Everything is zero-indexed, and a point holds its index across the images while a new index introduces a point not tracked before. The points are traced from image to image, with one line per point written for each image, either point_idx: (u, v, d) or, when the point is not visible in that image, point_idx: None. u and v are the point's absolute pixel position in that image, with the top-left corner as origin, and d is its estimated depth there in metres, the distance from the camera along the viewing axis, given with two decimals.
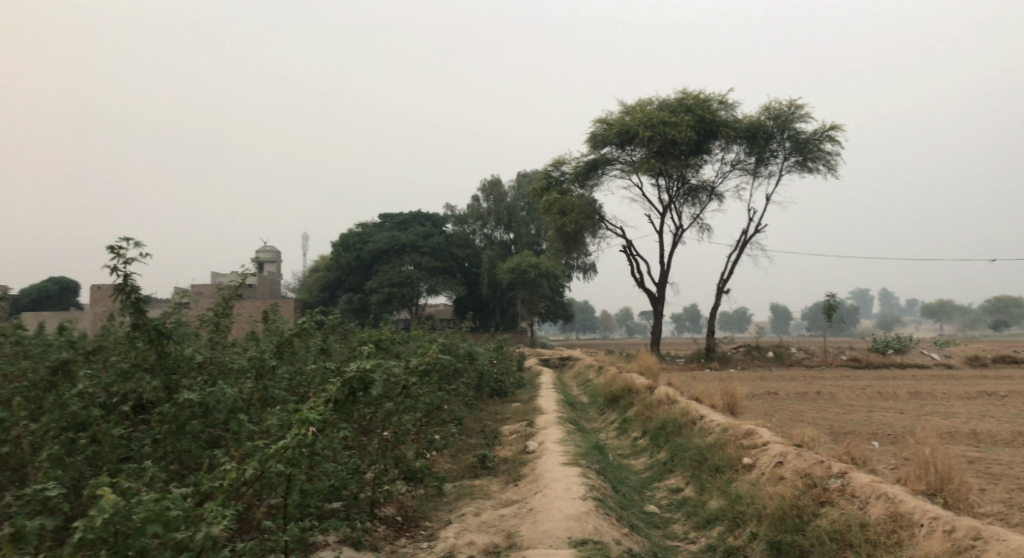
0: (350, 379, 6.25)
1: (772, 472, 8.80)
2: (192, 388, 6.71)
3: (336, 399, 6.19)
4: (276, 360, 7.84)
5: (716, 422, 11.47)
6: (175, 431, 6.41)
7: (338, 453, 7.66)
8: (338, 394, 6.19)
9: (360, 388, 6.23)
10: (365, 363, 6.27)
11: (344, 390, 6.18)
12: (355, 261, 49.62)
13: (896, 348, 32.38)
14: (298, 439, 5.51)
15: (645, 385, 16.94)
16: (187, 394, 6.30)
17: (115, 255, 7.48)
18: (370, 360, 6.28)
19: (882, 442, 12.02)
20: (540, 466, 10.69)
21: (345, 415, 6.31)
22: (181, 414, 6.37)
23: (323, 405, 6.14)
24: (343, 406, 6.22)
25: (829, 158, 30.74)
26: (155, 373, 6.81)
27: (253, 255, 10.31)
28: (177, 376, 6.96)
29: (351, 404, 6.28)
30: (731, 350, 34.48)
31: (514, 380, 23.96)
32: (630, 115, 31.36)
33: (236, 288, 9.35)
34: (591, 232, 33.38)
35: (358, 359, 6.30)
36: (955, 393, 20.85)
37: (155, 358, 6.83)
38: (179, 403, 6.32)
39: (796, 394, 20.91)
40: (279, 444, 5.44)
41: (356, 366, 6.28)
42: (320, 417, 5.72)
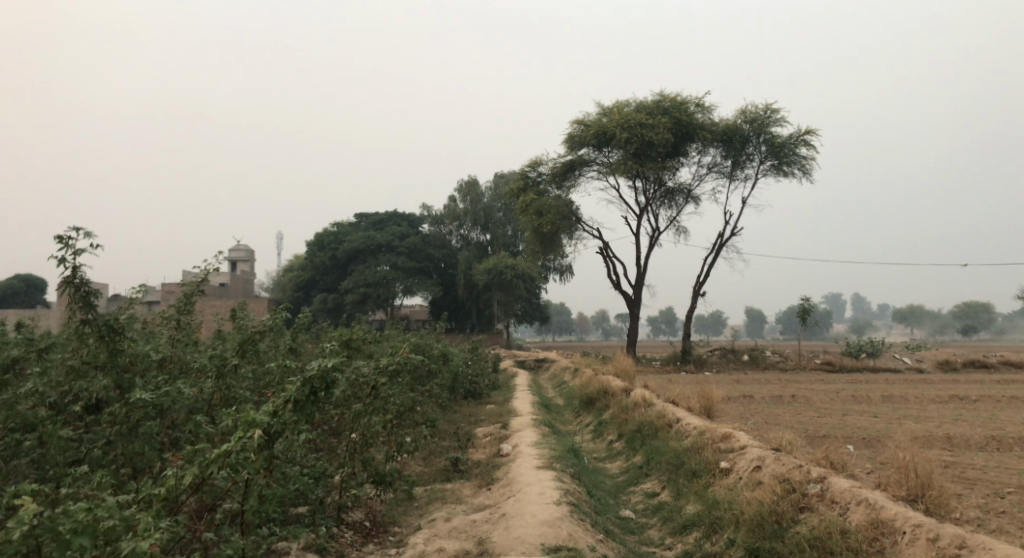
0: (310, 379, 5.99)
1: (750, 477, 8.63)
2: (146, 387, 6.40)
3: (295, 399, 5.91)
4: (239, 359, 7.54)
5: (693, 426, 11.32)
6: (128, 433, 6.13)
7: (301, 457, 7.36)
8: (298, 394, 5.91)
9: (320, 388, 5.96)
10: (326, 361, 6.01)
11: (303, 390, 5.92)
12: (330, 261, 49.13)
13: (869, 351, 32.55)
14: (243, 443, 5.25)
15: (621, 388, 16.78)
16: (139, 393, 6.02)
17: (64, 246, 7.16)
18: (331, 358, 6.01)
19: (858, 446, 11.92)
20: (514, 470, 10.45)
21: (305, 418, 6.04)
22: (131, 416, 6.09)
23: (280, 406, 5.85)
24: (304, 407, 5.96)
25: (804, 162, 30.80)
26: (106, 371, 6.50)
27: (218, 248, 9.97)
28: (131, 374, 6.65)
29: (313, 404, 6.02)
30: (706, 353, 34.49)
31: (489, 381, 23.71)
32: (607, 117, 31.24)
33: (199, 283, 9.00)
34: (568, 234, 33.23)
35: (318, 357, 6.04)
36: (928, 397, 20.89)
37: (107, 356, 6.52)
38: (131, 403, 6.08)
39: (771, 397, 20.88)
40: (221, 449, 5.18)
41: (316, 365, 6.02)
42: (268, 419, 5.40)
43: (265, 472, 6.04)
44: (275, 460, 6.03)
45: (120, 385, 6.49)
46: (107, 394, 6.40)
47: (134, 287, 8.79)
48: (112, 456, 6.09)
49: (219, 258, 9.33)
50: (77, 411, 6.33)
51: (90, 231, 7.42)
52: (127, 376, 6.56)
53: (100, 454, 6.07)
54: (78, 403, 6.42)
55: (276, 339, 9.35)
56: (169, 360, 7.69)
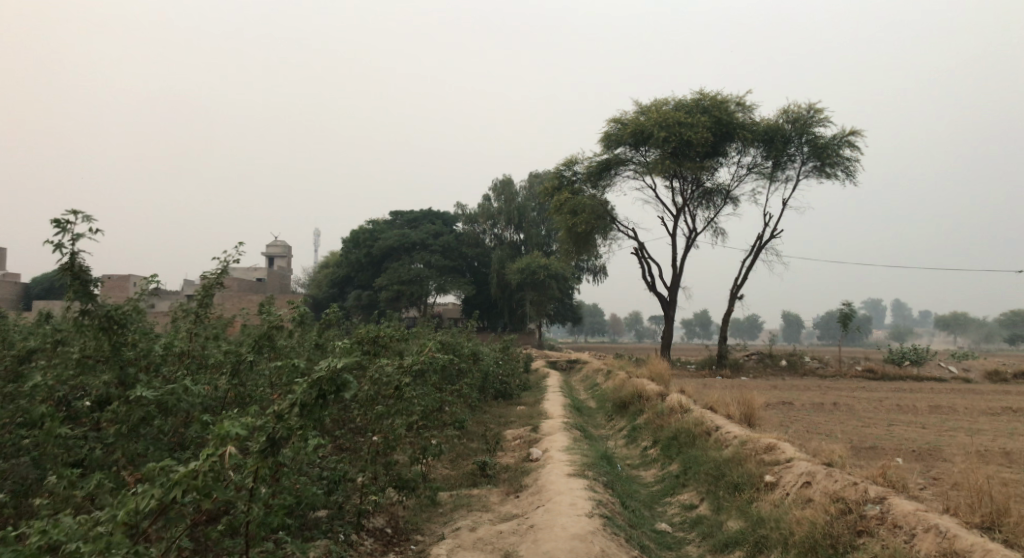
0: (318, 381, 5.52)
1: (798, 493, 8.05)
2: (150, 383, 6.05)
3: (302, 403, 5.47)
4: (255, 355, 7.17)
5: (733, 435, 10.76)
6: (128, 433, 5.77)
7: (314, 461, 6.98)
8: (305, 398, 5.47)
9: (329, 391, 5.49)
10: (335, 362, 5.53)
11: (312, 393, 5.47)
12: (364, 258, 49.02)
13: (913, 359, 31.59)
14: (210, 463, 4.84)
15: (656, 392, 16.21)
16: (140, 389, 5.64)
17: (61, 232, 6.87)
18: (342, 358, 5.53)
19: (908, 459, 11.22)
20: (544, 477, 9.95)
21: (313, 422, 5.61)
22: (133, 414, 5.75)
23: (287, 409, 5.45)
24: (311, 412, 5.50)
25: (848, 164, 29.89)
26: (109, 366, 6.12)
27: (238, 239, 9.52)
28: (133, 368, 6.25)
29: (323, 409, 5.57)
30: (743, 358, 33.70)
31: (520, 382, 23.22)
32: (645, 115, 30.57)
33: (219, 275, 8.54)
34: (603, 234, 32.64)
35: (325, 357, 5.57)
36: (978, 408, 19.98)
37: (109, 350, 6.13)
38: (133, 401, 5.71)
39: (811, 405, 20.16)
40: (187, 469, 4.77)
41: (324, 365, 5.55)
42: (243, 432, 4.98)
43: (272, 482, 5.68)
44: (280, 467, 5.64)
45: (123, 380, 6.11)
46: (108, 390, 6.04)
47: (144, 279, 8.43)
48: (114, 456, 5.74)
49: (241, 248, 8.89)
50: (83, 407, 6.03)
51: (89, 214, 7.09)
52: (131, 369, 6.18)
53: (100, 455, 5.70)
54: (84, 398, 6.09)
55: (298, 335, 8.98)
56: (187, 354, 7.35)
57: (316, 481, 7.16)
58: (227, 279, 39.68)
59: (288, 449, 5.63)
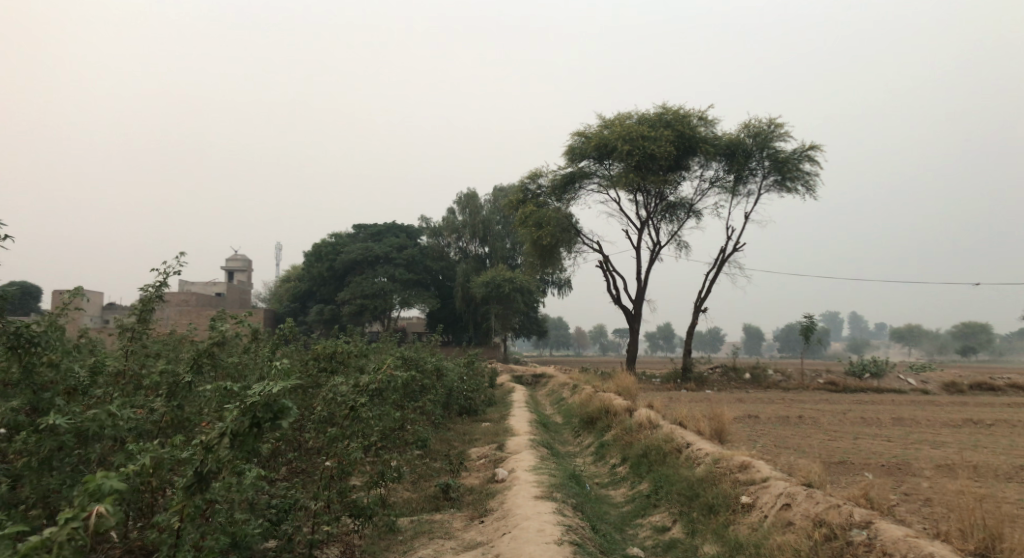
0: (252, 407, 5.16)
1: (778, 516, 7.72)
2: (67, 409, 5.52)
3: (233, 432, 5.12)
4: (193, 375, 6.60)
5: (705, 452, 10.39)
6: (39, 466, 5.28)
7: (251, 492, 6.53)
8: (236, 427, 5.12)
9: (264, 418, 5.11)
10: (270, 388, 5.13)
11: (244, 421, 5.12)
12: (327, 272, 48.22)
13: (873, 372, 31.64)
14: (69, 531, 4.54)
15: (623, 407, 15.82)
16: (52, 416, 5.15)
17: None
18: (277, 384, 5.13)
19: (878, 475, 10.96)
20: (510, 500, 9.45)
21: (249, 452, 5.26)
22: (42, 445, 5.23)
23: (215, 439, 5.12)
24: (245, 441, 5.15)
25: (809, 177, 29.98)
26: (18, 391, 5.57)
27: (180, 252, 8.93)
28: (49, 393, 5.67)
29: (260, 437, 5.21)
30: (708, 371, 33.52)
31: (485, 397, 22.68)
32: (609, 129, 30.41)
33: (159, 289, 7.94)
34: (567, 247, 32.34)
35: (259, 380, 5.17)
36: (940, 420, 19.92)
37: (19, 373, 5.53)
38: (41, 432, 5.24)
39: (777, 418, 19.93)
40: (39, 538, 4.47)
41: (259, 390, 5.17)
42: (113, 491, 4.70)
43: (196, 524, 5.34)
44: (210, 504, 5.36)
45: (35, 406, 5.58)
46: (17, 417, 5.45)
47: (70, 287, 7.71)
48: (26, 492, 5.24)
49: (182, 262, 8.30)
50: None
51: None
52: (47, 395, 5.62)
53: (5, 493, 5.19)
54: None
55: (247, 351, 8.47)
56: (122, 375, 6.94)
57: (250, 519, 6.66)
58: (186, 294, 38.63)
59: (219, 483, 5.40)
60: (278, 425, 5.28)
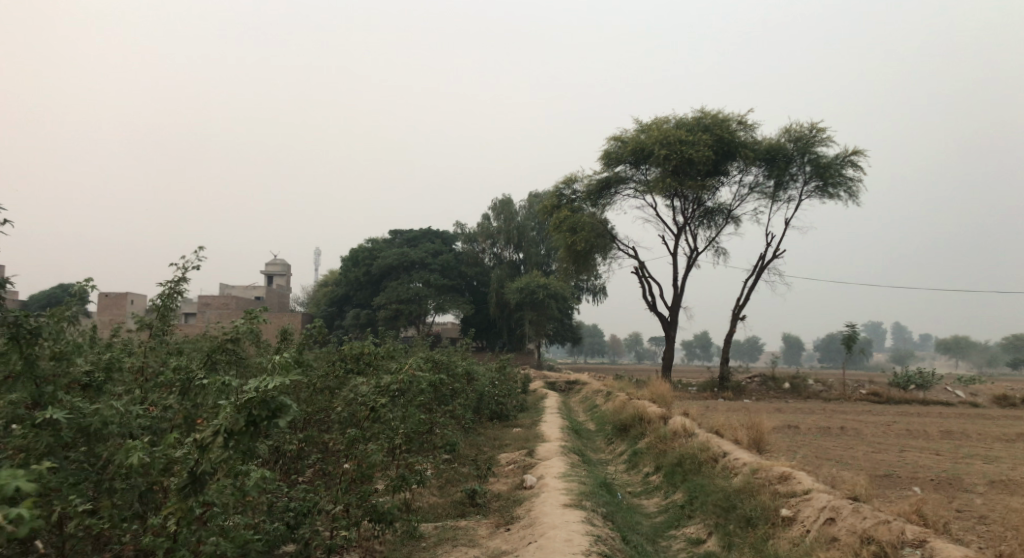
0: (248, 404, 5.04)
1: (821, 531, 7.30)
2: (66, 406, 5.42)
3: (227, 430, 5.03)
4: (206, 372, 6.43)
5: (743, 462, 9.96)
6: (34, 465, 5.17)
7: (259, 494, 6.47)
8: (231, 425, 5.02)
9: (260, 416, 4.99)
10: (266, 385, 5.01)
11: (240, 419, 5.00)
12: (363, 277, 48.30)
13: (918, 383, 30.70)
14: None
15: (657, 414, 15.40)
16: (49, 412, 5.11)
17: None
18: (273, 381, 5.01)
19: (926, 490, 10.41)
20: (538, 508, 9.12)
21: (246, 451, 5.16)
22: (39, 440, 5.15)
23: (211, 436, 5.03)
24: (241, 440, 5.04)
25: (851, 183, 29.24)
26: (19, 385, 5.37)
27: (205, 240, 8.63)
28: (53, 388, 5.50)
29: (257, 435, 5.10)
30: (745, 380, 32.82)
31: (517, 403, 22.36)
32: (646, 133, 29.96)
33: (176, 288, 7.67)
34: (602, 253, 31.92)
35: (254, 375, 5.04)
36: (991, 434, 19.14)
37: (20, 365, 5.32)
38: (34, 428, 5.17)
39: (818, 429, 19.30)
40: None
41: (255, 386, 5.05)
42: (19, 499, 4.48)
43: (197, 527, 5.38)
44: (209, 507, 5.37)
45: (37, 399, 5.42)
46: (17, 412, 5.34)
47: (77, 283, 7.93)
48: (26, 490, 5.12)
49: (202, 262, 8.13)
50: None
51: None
52: (49, 388, 5.47)
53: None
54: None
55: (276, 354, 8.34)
56: (141, 371, 7.00)
57: (262, 523, 6.55)
58: (224, 298, 38.85)
59: (215, 487, 5.37)
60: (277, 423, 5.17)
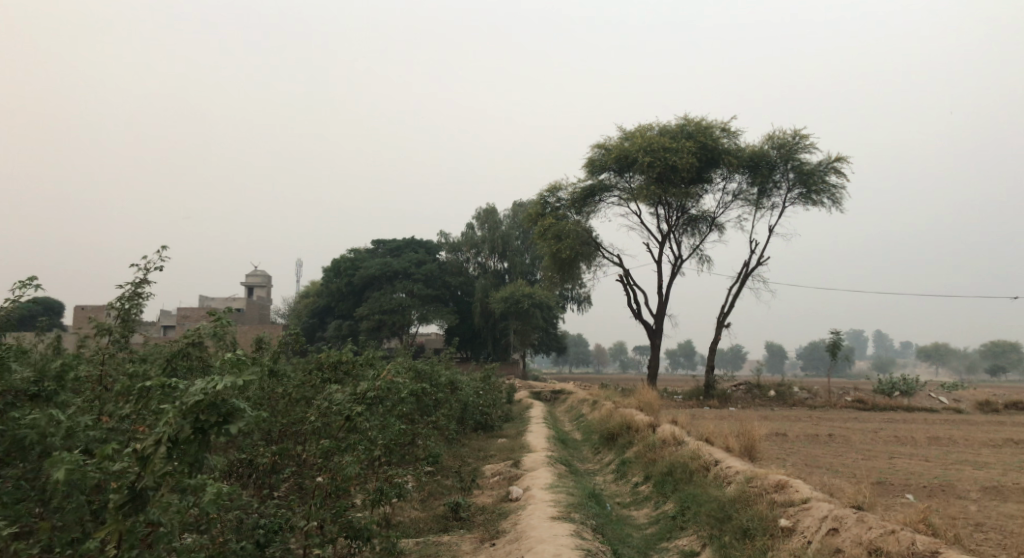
0: (194, 409, 4.91)
1: (823, 542, 6.98)
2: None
3: (170, 439, 4.88)
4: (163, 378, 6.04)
5: (736, 470, 9.60)
6: None
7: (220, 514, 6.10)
8: (176, 433, 4.88)
9: (208, 421, 4.88)
10: (213, 387, 4.90)
11: (188, 425, 4.88)
12: (346, 287, 47.76)
13: (902, 390, 30.52)
14: None
15: (646, 422, 15.03)
16: None
17: None
18: (220, 383, 4.90)
19: (920, 497, 10.12)
20: (524, 521, 8.72)
21: (193, 463, 4.99)
22: None
23: (153, 447, 4.86)
24: (188, 449, 4.90)
25: (834, 191, 29.11)
26: None
27: (165, 246, 8.52)
28: None
29: (205, 443, 4.96)
30: (731, 387, 32.55)
31: (501, 413, 21.90)
32: (629, 141, 29.68)
33: (137, 299, 7.60)
34: (587, 261, 31.62)
35: (202, 379, 4.94)
36: (978, 440, 18.92)
37: None
38: None
39: (805, 437, 19.00)
40: None
41: (201, 389, 4.93)
42: None
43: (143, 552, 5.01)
44: (154, 527, 5.01)
45: None
46: None
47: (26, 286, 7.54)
48: None
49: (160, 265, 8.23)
50: None
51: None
52: None
53: None
54: None
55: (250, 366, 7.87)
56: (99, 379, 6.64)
57: (227, 542, 6.15)
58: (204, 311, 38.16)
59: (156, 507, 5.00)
60: (227, 430, 5.04)
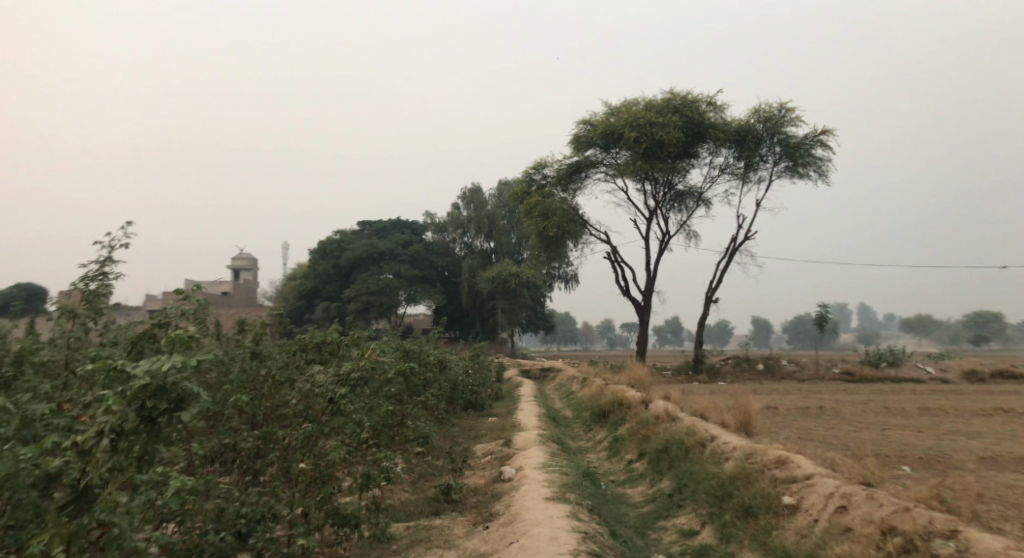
0: (141, 395, 4.61)
1: (832, 521, 6.75)
2: None
3: (113, 429, 4.58)
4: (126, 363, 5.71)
5: (733, 446, 9.35)
6: None
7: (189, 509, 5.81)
8: (120, 422, 4.59)
9: (155, 407, 4.57)
10: (157, 369, 4.58)
11: (133, 413, 4.59)
12: (332, 269, 47.20)
13: (890, 361, 30.49)
14: None
15: (638, 399, 14.77)
16: None
17: None
18: (166, 364, 4.58)
19: (917, 468, 9.93)
20: (518, 503, 8.44)
21: (143, 456, 4.70)
22: None
23: (94, 438, 4.57)
24: (135, 441, 4.62)
25: (821, 163, 28.84)
26: None
27: (130, 224, 8.25)
28: None
29: (154, 433, 4.66)
30: (720, 362, 32.44)
31: (491, 392, 21.63)
32: (615, 116, 29.29)
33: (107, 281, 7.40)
34: (574, 239, 31.26)
35: (148, 361, 4.62)
36: (968, 409, 18.82)
37: None
38: None
39: (797, 410, 18.81)
40: None
41: (146, 372, 4.61)
42: None
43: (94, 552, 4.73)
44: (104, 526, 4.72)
45: None
46: None
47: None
48: None
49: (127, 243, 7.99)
50: None
51: None
52: None
53: None
54: None
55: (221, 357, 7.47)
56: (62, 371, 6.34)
57: (200, 538, 5.87)
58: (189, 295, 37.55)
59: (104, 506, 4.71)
60: (180, 416, 4.74)
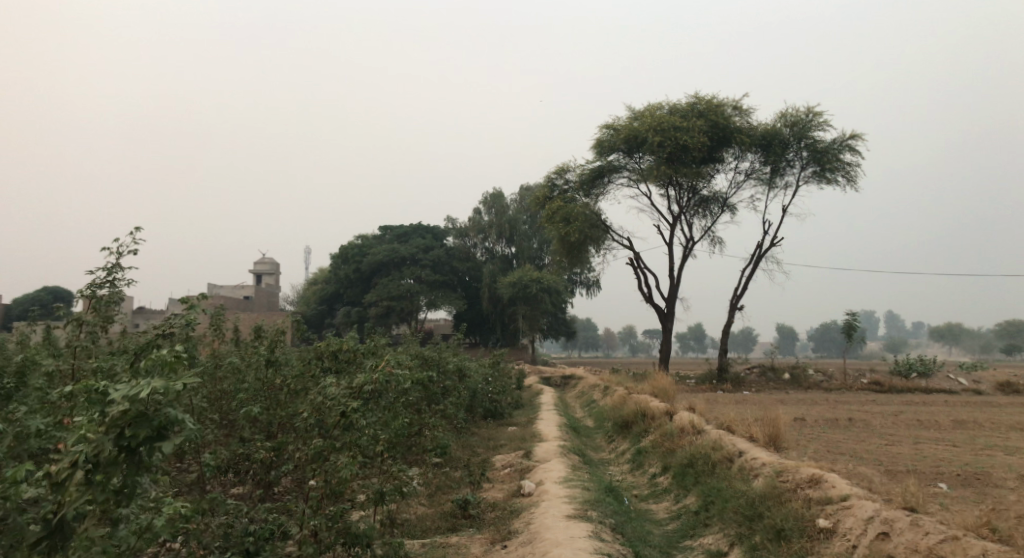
0: (118, 423, 4.37)
1: (874, 548, 6.36)
2: None
3: (88, 458, 4.36)
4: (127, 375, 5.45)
5: (763, 462, 8.95)
6: None
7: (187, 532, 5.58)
8: (96, 452, 4.36)
9: (133, 438, 4.33)
10: (134, 396, 4.32)
11: (110, 444, 4.35)
12: (354, 274, 47.13)
13: (920, 371, 29.78)
14: None
15: (662, 410, 14.37)
16: None
17: None
18: (143, 389, 4.32)
19: (955, 487, 9.47)
20: (538, 520, 8.10)
21: (122, 488, 4.47)
22: None
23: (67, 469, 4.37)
24: (113, 472, 4.38)
25: (849, 168, 28.25)
26: None
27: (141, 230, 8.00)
28: None
29: (133, 463, 4.42)
30: (745, 371, 31.90)
31: (511, 400, 21.29)
32: (638, 120, 28.90)
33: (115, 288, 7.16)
34: (596, 245, 30.88)
35: (126, 386, 4.37)
36: (1004, 423, 18.20)
37: None
38: None
39: (825, 422, 18.29)
40: None
41: (124, 399, 4.36)
42: None
43: None
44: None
45: None
46: None
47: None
48: None
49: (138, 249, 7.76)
50: None
51: None
52: None
53: None
54: None
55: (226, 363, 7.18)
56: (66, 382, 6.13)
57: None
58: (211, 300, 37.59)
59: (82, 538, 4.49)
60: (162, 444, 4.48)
